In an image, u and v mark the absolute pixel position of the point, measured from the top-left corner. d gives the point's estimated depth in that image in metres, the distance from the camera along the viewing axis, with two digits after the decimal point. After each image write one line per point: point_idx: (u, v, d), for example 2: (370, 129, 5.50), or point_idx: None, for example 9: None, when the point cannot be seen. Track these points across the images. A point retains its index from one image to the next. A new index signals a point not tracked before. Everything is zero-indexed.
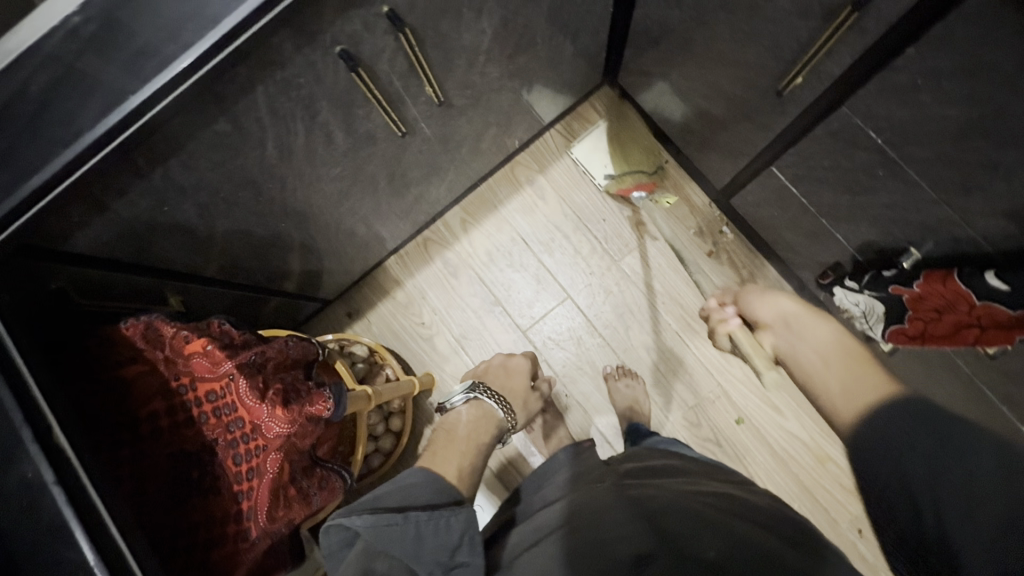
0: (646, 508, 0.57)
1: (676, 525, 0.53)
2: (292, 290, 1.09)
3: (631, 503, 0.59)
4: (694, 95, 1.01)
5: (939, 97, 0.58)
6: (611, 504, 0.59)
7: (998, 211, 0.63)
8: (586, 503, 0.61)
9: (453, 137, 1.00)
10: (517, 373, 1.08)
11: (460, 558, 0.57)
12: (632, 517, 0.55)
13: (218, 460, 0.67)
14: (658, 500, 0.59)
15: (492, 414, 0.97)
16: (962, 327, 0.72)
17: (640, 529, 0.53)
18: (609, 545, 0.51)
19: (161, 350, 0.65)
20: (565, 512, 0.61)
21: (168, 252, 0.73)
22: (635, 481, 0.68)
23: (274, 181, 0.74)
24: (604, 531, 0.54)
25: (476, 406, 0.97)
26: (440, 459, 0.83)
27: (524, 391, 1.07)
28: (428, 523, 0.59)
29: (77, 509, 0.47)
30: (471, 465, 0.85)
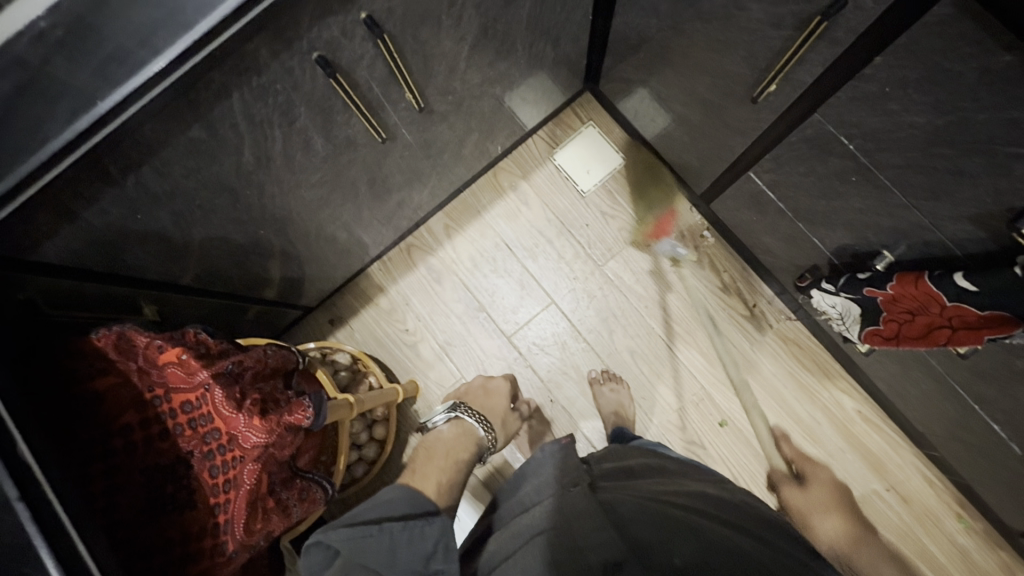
0: (617, 514, 0.58)
1: (646, 530, 0.54)
2: (272, 298, 1.07)
3: (608, 509, 0.59)
4: (673, 102, 1.03)
5: (906, 105, 0.60)
6: (584, 508, 0.59)
7: (963, 215, 0.64)
8: (566, 506, 0.61)
9: (435, 142, 1.00)
10: (496, 394, 1.10)
11: (435, 566, 0.57)
12: (605, 523, 0.55)
13: (194, 472, 0.65)
14: (631, 505, 0.60)
15: (472, 432, 0.98)
16: (935, 328, 0.73)
17: (613, 536, 0.53)
18: (585, 553, 0.51)
19: (134, 360, 0.64)
20: (545, 513, 0.61)
21: (142, 261, 0.71)
22: (616, 483, 0.69)
23: (252, 188, 0.74)
24: (578, 535, 0.54)
25: (457, 424, 0.98)
26: (418, 477, 0.82)
27: (501, 411, 1.09)
28: (402, 532, 0.59)
29: (42, 527, 0.45)
30: (450, 480, 0.84)
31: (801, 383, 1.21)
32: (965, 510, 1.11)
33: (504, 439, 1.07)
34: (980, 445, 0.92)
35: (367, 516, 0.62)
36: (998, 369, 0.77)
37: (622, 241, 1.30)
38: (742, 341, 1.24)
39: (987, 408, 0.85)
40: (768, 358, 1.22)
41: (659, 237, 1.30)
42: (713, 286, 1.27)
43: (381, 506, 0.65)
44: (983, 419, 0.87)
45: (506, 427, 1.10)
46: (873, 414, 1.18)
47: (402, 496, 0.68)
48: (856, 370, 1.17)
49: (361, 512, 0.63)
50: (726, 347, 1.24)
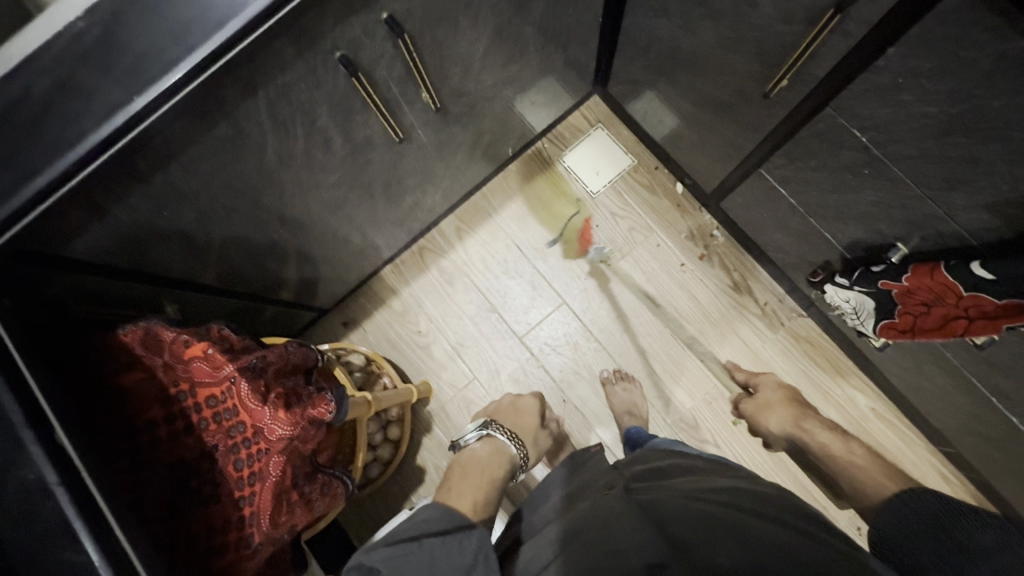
0: (658, 517, 0.58)
1: (685, 532, 0.54)
2: (288, 299, 1.08)
3: (643, 513, 0.59)
4: (683, 102, 1.04)
5: (920, 95, 0.61)
6: (622, 511, 0.59)
7: (978, 204, 0.65)
8: (593, 516, 0.61)
9: (449, 144, 1.01)
10: (528, 413, 1.08)
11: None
12: (645, 525, 0.56)
13: (218, 466, 0.65)
14: (671, 507, 0.60)
15: (506, 449, 0.98)
16: (951, 318, 0.73)
17: (652, 539, 0.53)
18: (622, 556, 0.51)
19: (160, 356, 0.65)
20: (580, 521, 0.61)
21: (165, 260, 0.73)
22: (648, 485, 0.69)
23: (273, 187, 0.75)
24: (618, 539, 0.54)
25: (489, 441, 0.98)
26: (454, 494, 0.83)
27: (533, 428, 1.07)
28: (441, 547, 0.60)
29: (80, 510, 0.47)
30: (485, 496, 0.84)
31: (814, 380, 1.20)
32: (984, 507, 1.10)
33: (532, 456, 1.06)
34: (998, 438, 0.91)
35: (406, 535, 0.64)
36: (1015, 360, 0.77)
37: (632, 241, 1.31)
38: (754, 339, 1.24)
39: (1006, 400, 0.84)
40: (781, 356, 1.22)
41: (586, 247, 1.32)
42: (724, 285, 1.27)
43: (420, 524, 0.66)
44: (1002, 412, 0.86)
45: (537, 445, 1.07)
46: (887, 411, 1.17)
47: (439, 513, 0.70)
48: (869, 367, 1.16)
49: (400, 533, 0.65)
50: (738, 346, 1.24)
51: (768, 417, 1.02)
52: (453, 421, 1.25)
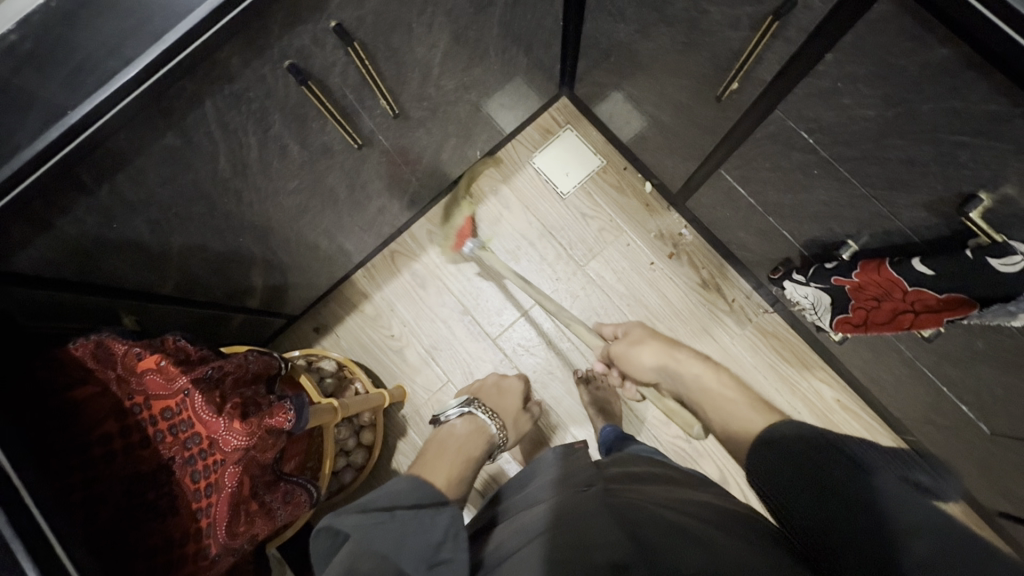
0: (629, 518, 0.57)
1: (651, 533, 0.54)
2: (256, 306, 1.08)
3: (615, 511, 0.58)
4: (645, 103, 1.05)
5: (857, 99, 0.63)
6: (590, 508, 0.59)
7: (918, 202, 0.67)
8: (573, 509, 0.60)
9: (413, 148, 1.02)
10: (511, 393, 1.09)
11: (443, 555, 0.57)
12: (612, 523, 0.55)
13: (175, 478, 0.65)
14: (641, 510, 0.59)
15: (484, 429, 0.98)
16: (899, 312, 0.76)
17: (619, 537, 0.53)
18: (590, 548, 0.51)
19: (113, 369, 0.64)
20: (552, 511, 0.61)
21: (119, 271, 0.72)
22: (621, 485, 0.69)
23: (229, 195, 0.74)
24: (585, 534, 0.54)
25: (470, 420, 0.99)
26: (429, 467, 0.84)
27: (515, 409, 1.08)
28: (413, 523, 0.60)
29: (19, 529, 0.45)
30: (460, 474, 0.86)
31: (782, 375, 1.23)
32: None
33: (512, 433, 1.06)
34: (952, 426, 0.95)
35: (378, 506, 0.63)
36: (962, 353, 0.80)
37: (601, 240, 1.33)
38: (722, 335, 1.26)
39: (955, 390, 0.87)
40: (748, 352, 1.25)
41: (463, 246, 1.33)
42: (693, 282, 1.29)
43: (393, 498, 0.66)
44: (953, 401, 0.89)
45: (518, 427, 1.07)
46: (851, 402, 1.20)
47: (412, 486, 0.70)
48: (833, 360, 1.19)
49: (372, 502, 0.64)
50: (706, 342, 1.26)
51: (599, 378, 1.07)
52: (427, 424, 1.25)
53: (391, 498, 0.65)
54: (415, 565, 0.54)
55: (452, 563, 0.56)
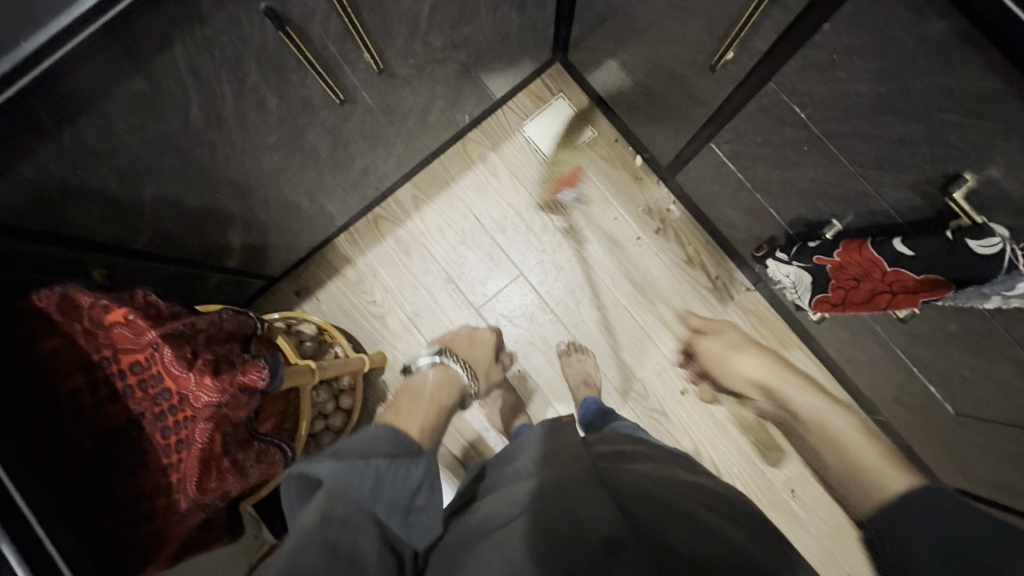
0: (620, 490, 0.56)
1: (642, 509, 0.53)
2: (234, 266, 1.05)
3: (606, 481, 0.57)
4: (639, 72, 1.03)
5: (851, 73, 0.62)
6: (581, 477, 0.58)
7: (904, 182, 0.66)
8: (562, 476, 0.59)
9: (399, 108, 0.98)
10: (482, 344, 1.12)
11: (418, 502, 0.58)
12: (604, 495, 0.54)
13: (145, 434, 0.65)
14: (635, 484, 0.57)
15: (458, 379, 0.99)
16: (877, 293, 0.76)
17: (610, 510, 0.51)
18: (581, 523, 0.50)
19: (79, 322, 0.62)
20: (537, 480, 0.59)
21: (86, 222, 0.69)
22: (612, 463, 0.65)
23: (203, 148, 0.72)
24: (572, 510, 0.52)
25: (442, 369, 0.99)
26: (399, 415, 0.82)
27: (487, 360, 1.11)
28: (388, 470, 0.59)
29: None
30: (433, 424, 0.83)
31: None
32: None
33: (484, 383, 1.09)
34: (919, 406, 0.97)
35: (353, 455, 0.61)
36: (934, 334, 0.81)
37: (589, 213, 1.32)
38: (704, 312, 1.27)
39: (925, 371, 0.89)
40: None
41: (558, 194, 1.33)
42: (678, 259, 1.29)
43: (365, 445, 0.64)
44: (922, 383, 0.91)
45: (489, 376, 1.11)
46: (825, 382, 1.23)
47: (384, 434, 0.69)
48: (810, 339, 1.21)
49: (343, 449, 0.62)
50: (688, 319, 1.27)
51: (743, 360, 0.96)
52: None
53: (363, 445, 0.64)
54: (389, 512, 0.55)
55: (427, 513, 0.58)
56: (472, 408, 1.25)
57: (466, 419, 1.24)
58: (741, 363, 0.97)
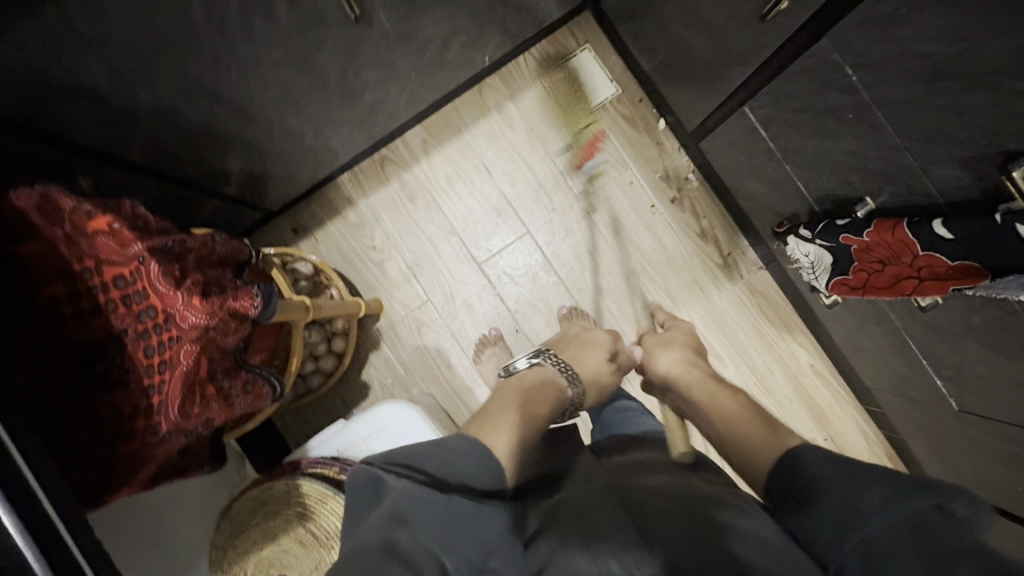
0: (642, 508, 0.54)
1: (666, 524, 0.51)
2: (232, 194, 1.00)
3: (620, 498, 0.56)
4: (674, 24, 0.96)
5: (919, 30, 0.57)
6: (597, 500, 0.56)
7: (952, 157, 0.62)
8: (575, 496, 0.58)
9: (417, 37, 0.91)
10: (596, 345, 0.92)
11: (492, 564, 0.47)
12: (619, 515, 0.53)
13: (127, 352, 0.61)
14: (654, 498, 0.56)
15: (557, 381, 0.82)
16: (902, 278, 0.72)
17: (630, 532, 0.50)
18: (597, 541, 0.50)
19: (60, 227, 0.58)
20: (552, 502, 0.59)
21: (74, 117, 0.66)
22: (624, 479, 0.62)
23: (203, 51, 0.67)
24: (592, 534, 0.50)
25: (538, 369, 0.85)
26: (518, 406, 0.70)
27: (598, 362, 0.90)
28: (470, 511, 0.48)
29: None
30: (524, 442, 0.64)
31: (762, 334, 1.22)
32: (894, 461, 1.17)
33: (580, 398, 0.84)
34: (921, 400, 0.95)
35: (447, 471, 0.52)
36: (952, 326, 0.78)
37: (604, 176, 1.26)
38: (711, 289, 1.23)
39: (934, 365, 0.86)
40: (734, 307, 1.23)
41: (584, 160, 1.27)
42: (691, 230, 1.25)
43: (447, 465, 0.52)
44: (930, 376, 0.89)
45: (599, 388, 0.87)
46: (825, 370, 1.21)
47: (472, 464, 0.54)
48: (816, 325, 1.18)
49: (427, 455, 0.52)
50: (695, 294, 1.23)
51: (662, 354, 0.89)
52: (403, 341, 1.23)
53: (444, 471, 0.51)
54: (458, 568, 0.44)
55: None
56: (465, 364, 1.22)
57: (458, 373, 1.22)
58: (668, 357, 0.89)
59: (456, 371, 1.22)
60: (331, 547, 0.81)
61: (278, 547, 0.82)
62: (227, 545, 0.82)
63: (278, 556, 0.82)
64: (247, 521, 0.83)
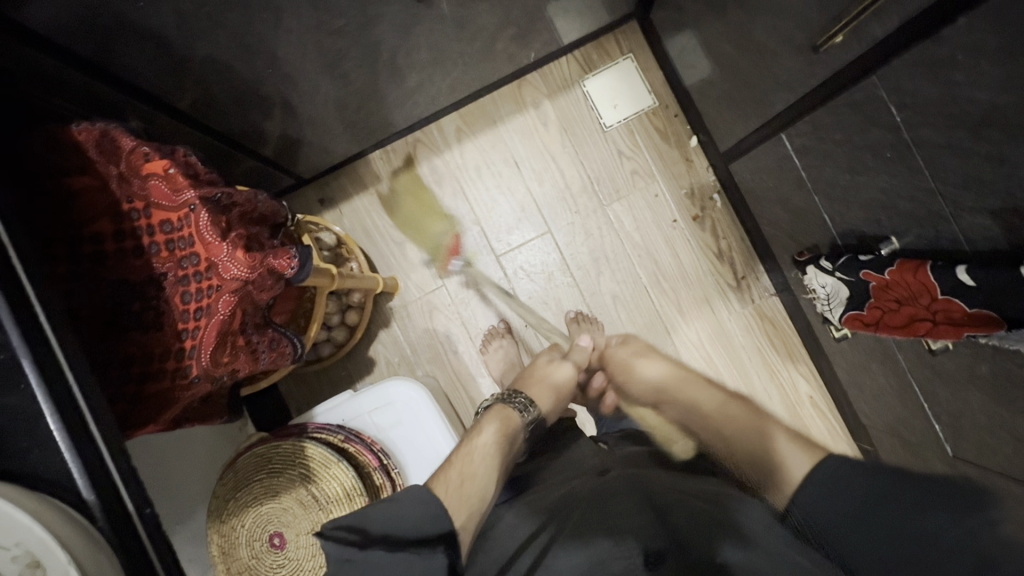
0: (659, 501, 0.56)
1: (682, 517, 0.53)
2: (267, 155, 1.01)
3: (635, 488, 0.59)
4: (721, 43, 0.98)
5: (971, 78, 0.58)
6: (618, 492, 0.59)
7: (985, 207, 0.63)
8: (590, 488, 0.62)
9: (472, 25, 0.93)
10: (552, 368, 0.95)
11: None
12: (641, 506, 0.55)
13: (164, 295, 0.63)
14: (667, 491, 0.58)
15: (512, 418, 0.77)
16: (917, 319, 0.75)
17: (649, 523, 0.53)
18: (617, 525, 0.53)
19: (116, 166, 0.61)
20: (566, 492, 0.64)
21: (136, 60, 0.67)
22: (635, 469, 0.65)
23: (269, 12, 0.69)
24: (612, 521, 0.54)
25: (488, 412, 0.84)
26: (496, 451, 0.70)
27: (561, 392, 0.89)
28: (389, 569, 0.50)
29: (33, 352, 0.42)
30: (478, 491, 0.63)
31: (766, 359, 1.23)
32: None
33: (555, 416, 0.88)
34: (917, 442, 0.97)
35: (385, 525, 0.54)
36: (960, 371, 0.80)
37: (616, 181, 1.28)
38: (721, 308, 1.25)
39: (934, 408, 0.88)
40: (742, 329, 1.24)
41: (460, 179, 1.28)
42: (709, 249, 1.26)
43: (387, 516, 0.55)
44: (928, 418, 0.90)
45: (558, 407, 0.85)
46: (823, 403, 1.21)
47: (410, 512, 0.56)
48: (820, 357, 1.19)
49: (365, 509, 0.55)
50: (704, 312, 1.25)
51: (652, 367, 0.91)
52: (413, 323, 1.25)
53: (383, 524, 0.54)
54: None
55: None
56: (471, 352, 1.24)
57: (463, 359, 1.24)
58: (647, 368, 0.92)
59: (463, 356, 1.24)
60: (330, 511, 0.83)
61: (279, 505, 0.84)
62: (228, 496, 0.85)
63: (278, 514, 0.84)
64: (252, 476, 0.85)
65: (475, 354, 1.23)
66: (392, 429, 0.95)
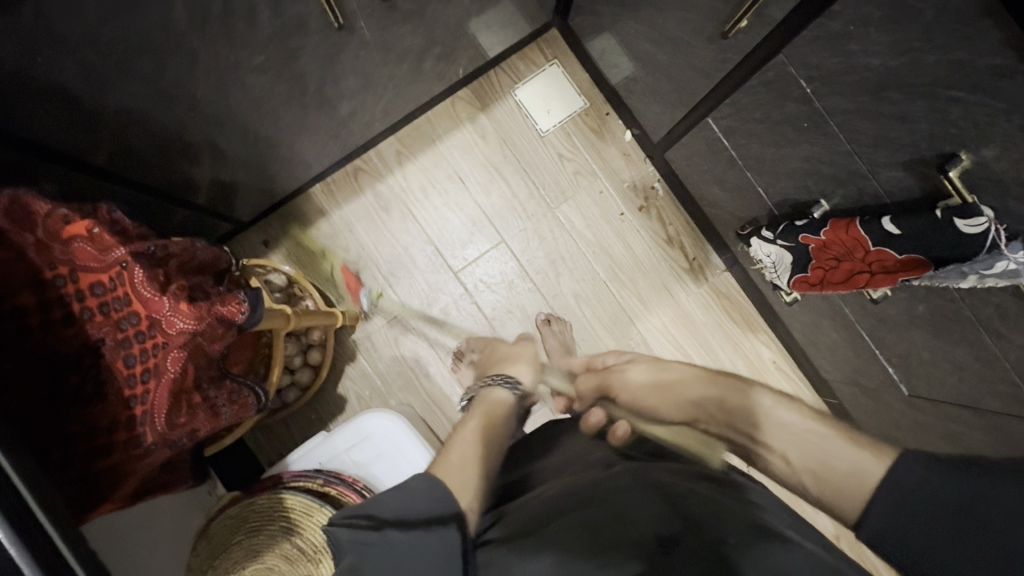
0: (664, 492, 0.58)
1: (696, 505, 0.55)
2: (201, 202, 0.97)
3: (643, 483, 0.60)
4: (639, 41, 1.02)
5: (866, 46, 0.63)
6: (627, 485, 0.60)
7: (897, 161, 0.69)
8: (592, 483, 0.62)
9: (396, 47, 0.93)
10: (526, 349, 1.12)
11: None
12: (649, 498, 0.56)
13: (104, 362, 0.60)
14: (672, 483, 0.60)
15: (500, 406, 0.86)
16: (855, 272, 0.79)
17: (664, 513, 0.54)
18: (635, 521, 0.53)
19: (31, 233, 0.56)
20: (567, 488, 0.63)
21: (38, 120, 0.63)
22: (639, 462, 0.67)
23: (181, 56, 0.66)
24: (627, 520, 0.53)
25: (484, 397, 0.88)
26: (481, 430, 0.78)
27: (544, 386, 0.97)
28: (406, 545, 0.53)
29: None
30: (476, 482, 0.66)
31: (727, 333, 1.27)
32: None
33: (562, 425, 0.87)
34: (873, 387, 1.02)
35: (396, 511, 0.56)
36: (901, 316, 0.85)
37: (559, 182, 1.30)
38: (679, 292, 1.29)
39: (885, 354, 0.93)
40: (700, 308, 1.28)
41: (407, 204, 1.26)
42: (658, 237, 1.30)
43: (398, 504, 0.57)
44: (880, 363, 0.96)
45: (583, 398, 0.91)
46: (786, 366, 1.27)
47: (423, 497, 0.58)
48: (777, 323, 1.25)
49: (376, 500, 0.58)
50: (663, 297, 1.28)
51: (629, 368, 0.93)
52: (379, 352, 1.22)
53: (392, 510, 0.56)
54: None
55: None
56: (443, 372, 1.22)
57: (435, 381, 1.22)
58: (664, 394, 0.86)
59: (434, 377, 1.22)
60: (319, 560, 0.80)
61: (262, 565, 0.81)
62: (204, 567, 0.79)
63: None
64: (228, 539, 0.80)
65: (448, 374, 1.21)
66: (371, 463, 0.92)
